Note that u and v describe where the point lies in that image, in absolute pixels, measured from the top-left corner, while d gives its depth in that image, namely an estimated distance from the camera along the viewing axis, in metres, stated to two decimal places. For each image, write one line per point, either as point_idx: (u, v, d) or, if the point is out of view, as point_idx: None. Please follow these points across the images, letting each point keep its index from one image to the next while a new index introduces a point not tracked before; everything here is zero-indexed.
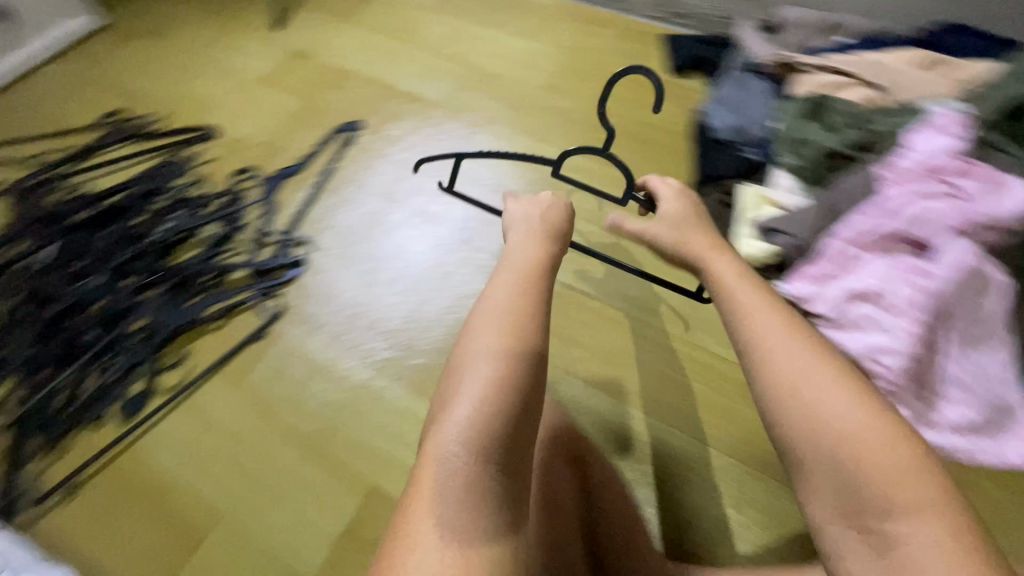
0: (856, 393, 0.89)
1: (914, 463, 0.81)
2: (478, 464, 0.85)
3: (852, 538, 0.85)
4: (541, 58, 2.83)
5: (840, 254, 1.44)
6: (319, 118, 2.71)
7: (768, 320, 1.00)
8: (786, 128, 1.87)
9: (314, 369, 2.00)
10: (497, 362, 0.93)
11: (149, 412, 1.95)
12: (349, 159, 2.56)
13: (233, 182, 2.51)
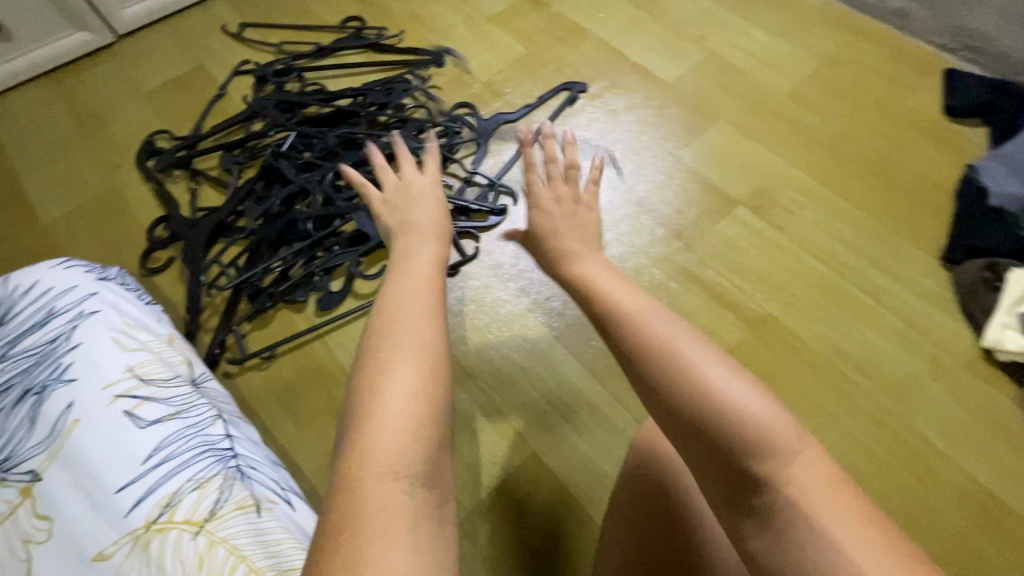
0: (723, 378, 0.94)
1: (809, 476, 0.86)
2: (403, 467, 0.83)
3: (817, 567, 0.81)
4: (793, 63, 2.56)
5: None
6: (544, 69, 2.65)
7: (638, 312, 1.05)
8: None
9: (499, 323, 2.09)
10: (437, 358, 0.95)
11: (343, 313, 2.07)
12: (567, 121, 2.52)
13: (451, 113, 2.53)
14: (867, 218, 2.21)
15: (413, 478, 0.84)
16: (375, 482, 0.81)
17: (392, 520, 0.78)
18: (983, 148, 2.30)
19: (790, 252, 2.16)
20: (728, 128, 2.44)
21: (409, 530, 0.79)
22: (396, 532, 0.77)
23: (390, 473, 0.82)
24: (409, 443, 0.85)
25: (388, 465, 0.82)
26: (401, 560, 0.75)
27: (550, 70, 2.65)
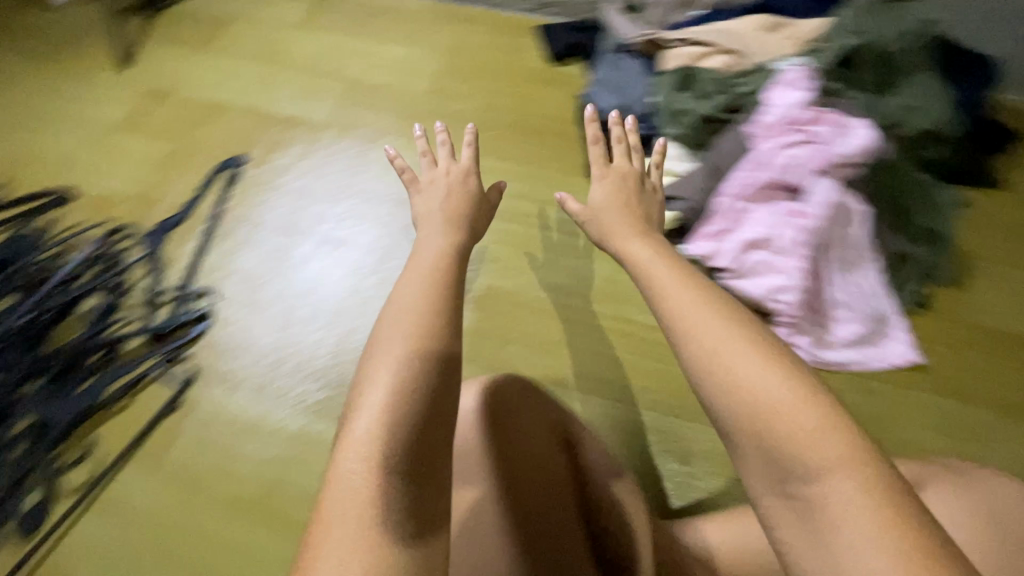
0: (768, 357, 0.61)
1: (851, 449, 0.54)
2: (382, 451, 0.59)
3: (782, 505, 0.56)
4: (413, 51, 1.96)
5: (729, 209, 1.45)
6: (182, 154, 1.85)
7: (702, 317, 0.67)
8: (664, 100, 1.57)
9: (245, 427, 1.45)
10: (427, 328, 0.68)
11: (48, 531, 1.36)
12: (236, 196, 1.79)
13: (104, 242, 1.69)
14: None
15: (424, 472, 0.61)
16: (341, 472, 0.58)
17: (375, 475, 0.58)
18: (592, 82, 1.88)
19: (560, 216, 1.66)
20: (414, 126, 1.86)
21: (418, 500, 0.60)
22: (380, 484, 0.58)
23: (364, 458, 0.59)
24: (434, 402, 0.64)
25: (357, 463, 0.59)
26: (362, 523, 0.55)
27: (171, 137, 1.89)
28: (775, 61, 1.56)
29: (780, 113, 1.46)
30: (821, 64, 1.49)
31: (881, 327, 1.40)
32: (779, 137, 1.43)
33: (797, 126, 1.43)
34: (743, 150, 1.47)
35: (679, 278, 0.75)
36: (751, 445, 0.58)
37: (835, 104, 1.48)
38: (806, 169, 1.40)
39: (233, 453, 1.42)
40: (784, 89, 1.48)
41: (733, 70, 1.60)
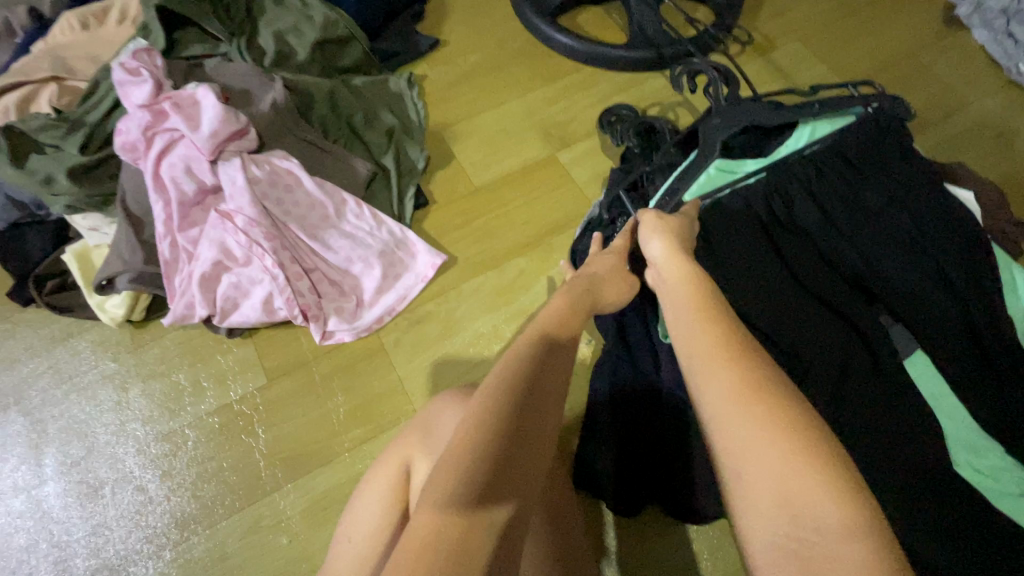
0: (783, 419, 0.40)
1: (856, 517, 0.36)
2: (518, 394, 0.41)
3: (788, 555, 0.36)
4: None
5: (171, 220, 0.81)
6: None
7: (711, 364, 0.45)
8: (15, 177, 0.81)
9: None
10: (547, 325, 0.50)
11: None
12: None
13: None
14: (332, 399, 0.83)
15: (535, 463, 0.39)
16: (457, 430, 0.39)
17: (492, 432, 0.38)
18: None
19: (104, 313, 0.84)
20: None
21: (520, 468, 0.38)
22: (493, 441, 0.38)
23: (491, 407, 0.40)
24: (549, 384, 0.43)
25: (471, 412, 0.40)
26: (468, 467, 0.36)
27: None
28: (122, 51, 0.86)
29: (135, 117, 0.80)
30: (241, 70, 0.89)
31: (397, 253, 0.88)
32: (156, 151, 0.80)
33: (157, 122, 0.80)
34: (135, 190, 0.83)
35: (695, 312, 0.50)
36: (773, 518, 0.37)
37: (230, 75, 0.89)
38: (207, 164, 0.81)
39: None
40: (127, 87, 0.81)
41: (78, 95, 0.87)
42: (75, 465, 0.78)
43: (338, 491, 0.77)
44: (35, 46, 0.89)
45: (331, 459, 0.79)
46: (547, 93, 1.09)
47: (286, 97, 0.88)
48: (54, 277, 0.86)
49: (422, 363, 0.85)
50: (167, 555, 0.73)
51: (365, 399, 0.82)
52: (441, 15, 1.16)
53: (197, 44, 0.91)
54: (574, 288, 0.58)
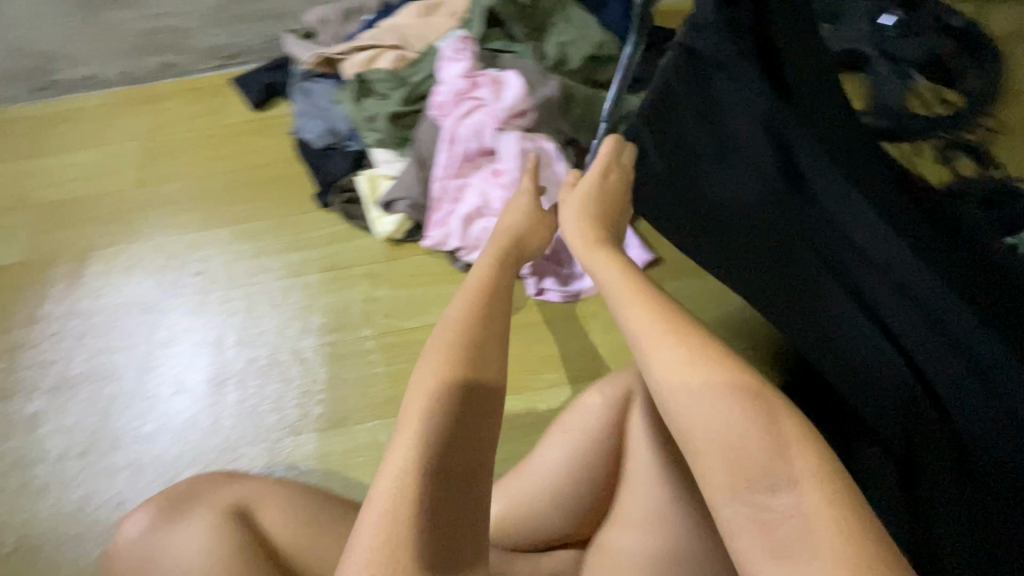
0: (731, 380, 0.45)
1: (813, 471, 0.42)
2: (428, 472, 0.43)
3: (745, 519, 0.43)
4: (163, 130, 1.30)
5: (449, 168, 1.01)
6: (97, 209, 1.18)
7: (659, 337, 0.49)
8: (355, 114, 1.09)
9: None
10: (457, 354, 0.48)
11: None
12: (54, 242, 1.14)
13: None
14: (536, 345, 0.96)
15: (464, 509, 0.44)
16: (361, 527, 0.42)
17: (411, 514, 0.42)
18: (233, 85, 1.34)
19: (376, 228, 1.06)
20: (218, 135, 1.27)
21: (454, 533, 0.44)
22: (421, 520, 0.42)
23: (401, 493, 0.42)
24: (472, 433, 0.46)
25: (375, 510, 0.42)
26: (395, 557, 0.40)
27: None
28: (448, 36, 1.11)
29: (451, 84, 1.03)
30: (530, 64, 1.09)
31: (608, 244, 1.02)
32: (458, 112, 1.01)
33: (466, 91, 1.02)
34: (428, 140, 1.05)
35: (633, 288, 0.54)
36: (729, 482, 0.43)
37: (520, 65, 1.09)
38: (492, 131, 1.00)
39: None
40: (450, 63, 1.05)
41: (408, 61, 1.12)
42: (330, 333, 0.99)
43: (526, 419, 0.89)
44: (387, 22, 1.18)
45: (520, 391, 0.91)
46: None
47: (557, 95, 1.05)
48: (349, 191, 1.11)
49: (615, 338, 0.96)
50: (383, 423, 0.90)
51: (557, 351, 0.94)
52: None
53: (498, 40, 1.13)
54: (525, 244, 0.66)
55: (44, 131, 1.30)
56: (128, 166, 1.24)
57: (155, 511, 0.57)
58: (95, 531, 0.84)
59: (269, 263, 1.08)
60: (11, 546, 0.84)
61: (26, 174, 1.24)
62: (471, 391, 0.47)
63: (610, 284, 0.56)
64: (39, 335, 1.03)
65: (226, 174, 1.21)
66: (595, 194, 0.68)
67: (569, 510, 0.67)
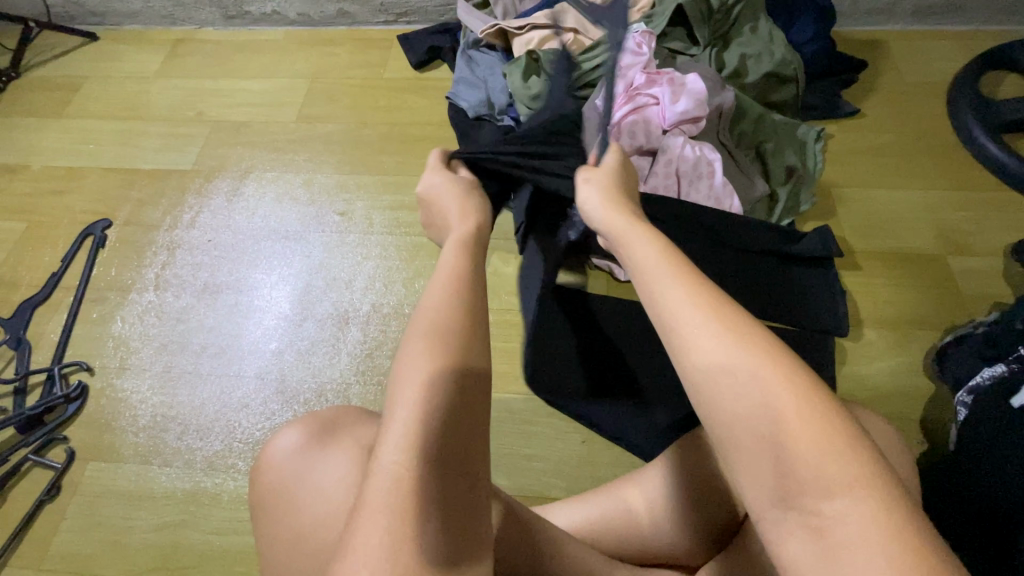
0: (781, 373, 0.39)
1: (866, 472, 0.36)
2: (421, 457, 0.42)
3: (799, 526, 0.37)
4: (330, 74, 1.37)
5: None
6: (264, 136, 1.27)
7: (706, 322, 0.42)
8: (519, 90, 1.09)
9: (128, 401, 0.93)
10: (444, 345, 0.47)
11: None
12: (223, 158, 1.24)
13: (88, 200, 1.18)
14: None
15: (462, 492, 0.43)
16: (366, 528, 0.39)
17: (413, 501, 0.40)
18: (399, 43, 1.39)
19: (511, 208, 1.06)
20: (379, 86, 1.33)
21: (454, 520, 0.42)
22: (425, 503, 0.40)
23: (396, 486, 0.41)
24: (463, 423, 0.45)
25: (375, 503, 0.40)
26: (407, 545, 0.39)
27: (99, 153, 1.26)
28: (628, 29, 1.09)
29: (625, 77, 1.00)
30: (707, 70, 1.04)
31: None
32: (626, 106, 0.98)
33: (638, 87, 0.99)
34: None
35: (683, 273, 0.46)
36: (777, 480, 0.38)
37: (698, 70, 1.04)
38: (657, 132, 0.96)
39: (117, 426, 0.91)
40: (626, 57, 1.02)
41: (579, 47, 1.11)
42: None
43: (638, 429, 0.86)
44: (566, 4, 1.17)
45: None
46: (956, 197, 1.06)
47: (730, 107, 1.01)
48: None
49: None
50: (492, 397, 0.90)
51: None
52: (867, 90, 1.22)
53: (678, 40, 1.09)
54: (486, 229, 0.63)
55: (229, 57, 1.42)
56: (294, 101, 1.32)
57: (306, 431, 0.58)
58: (216, 429, 0.90)
59: (406, 218, 1.11)
60: (144, 423, 0.91)
61: (207, 93, 1.36)
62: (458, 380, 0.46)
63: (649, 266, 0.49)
64: (193, 239, 1.12)
65: (380, 125, 1.26)
66: (619, 178, 0.63)
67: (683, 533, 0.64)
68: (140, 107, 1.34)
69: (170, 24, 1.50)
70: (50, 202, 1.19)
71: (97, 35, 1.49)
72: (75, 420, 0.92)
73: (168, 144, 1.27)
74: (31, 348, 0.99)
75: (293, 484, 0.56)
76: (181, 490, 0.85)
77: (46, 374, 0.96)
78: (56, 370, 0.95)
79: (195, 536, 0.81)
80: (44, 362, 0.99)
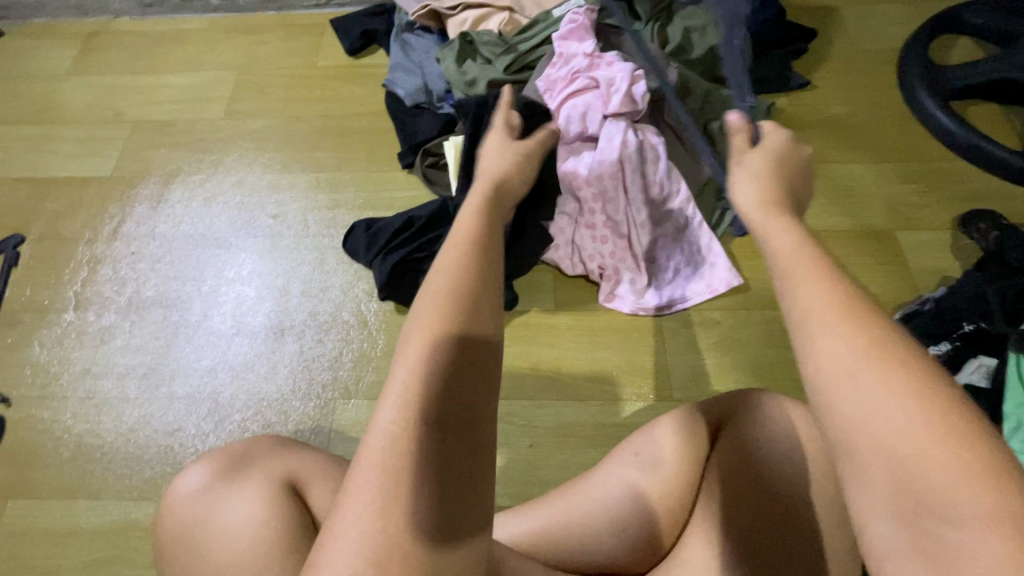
0: (918, 380, 0.29)
1: (1020, 508, 0.26)
2: (422, 419, 0.35)
3: (906, 545, 0.27)
4: (258, 64, 1.28)
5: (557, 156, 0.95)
6: (189, 136, 1.19)
7: (827, 314, 0.33)
8: (453, 73, 1.03)
9: (49, 432, 0.87)
10: (455, 308, 0.38)
11: None
12: (145, 163, 1.15)
13: (0, 215, 1.10)
14: (604, 351, 0.90)
15: (467, 480, 0.35)
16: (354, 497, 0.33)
17: (405, 473, 0.33)
18: (331, 30, 1.31)
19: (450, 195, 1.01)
20: (312, 76, 1.25)
21: (453, 496, 0.34)
22: (412, 478, 0.34)
23: (389, 454, 0.34)
24: (466, 391, 0.37)
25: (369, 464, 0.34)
26: (381, 530, 0.33)
27: (9, 163, 1.17)
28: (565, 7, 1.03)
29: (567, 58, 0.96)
30: (650, 50, 1.00)
31: (688, 276, 0.93)
32: (570, 88, 0.94)
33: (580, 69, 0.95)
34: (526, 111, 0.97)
35: (811, 255, 0.37)
36: (885, 500, 0.28)
37: (637, 48, 1.01)
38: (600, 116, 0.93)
39: (38, 455, 0.86)
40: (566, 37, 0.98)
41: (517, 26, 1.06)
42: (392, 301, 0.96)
43: (586, 428, 0.84)
44: None
45: (583, 400, 0.86)
46: (905, 169, 1.04)
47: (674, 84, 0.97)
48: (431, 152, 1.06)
49: (692, 362, 0.88)
50: None
51: (631, 365, 0.89)
52: (820, 61, 1.19)
53: (620, 15, 1.06)
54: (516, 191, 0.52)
55: (148, 51, 1.32)
56: (221, 96, 1.24)
57: (212, 469, 0.54)
58: (146, 456, 0.85)
59: (344, 218, 1.06)
60: (68, 454, 0.86)
61: (126, 90, 1.26)
62: (462, 342, 0.38)
63: (776, 248, 0.38)
64: (117, 252, 1.04)
65: (312, 119, 1.19)
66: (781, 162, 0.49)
67: (628, 546, 0.58)
68: (52, 110, 1.24)
69: (83, 15, 1.39)
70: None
71: (3, 31, 1.37)
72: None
73: (86, 148, 1.18)
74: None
75: (198, 528, 0.52)
76: (110, 524, 0.80)
77: None
78: None
79: (126, 572, 0.77)
80: None
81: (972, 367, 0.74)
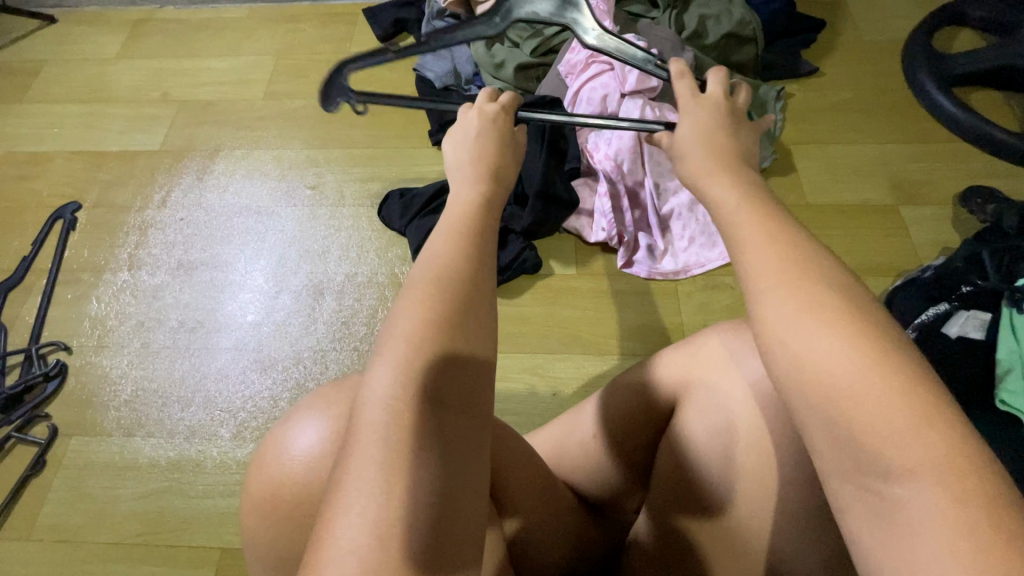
0: (854, 340, 0.30)
1: (947, 453, 0.27)
2: (419, 395, 0.35)
3: (855, 500, 0.29)
4: (295, 49, 1.36)
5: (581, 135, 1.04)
6: (232, 114, 1.26)
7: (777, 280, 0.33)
8: (482, 56, 1.11)
9: (108, 375, 0.95)
10: (441, 284, 0.38)
11: None
12: (191, 138, 1.23)
13: (58, 185, 1.18)
14: (623, 310, 0.96)
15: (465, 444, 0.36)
16: (357, 474, 0.33)
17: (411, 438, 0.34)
18: (363, 19, 1.40)
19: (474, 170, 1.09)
20: (347, 61, 1.33)
21: (455, 461, 0.35)
22: (422, 452, 0.34)
23: (391, 422, 0.34)
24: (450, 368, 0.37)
25: (374, 432, 0.34)
26: (391, 493, 0.32)
27: (64, 138, 1.25)
28: None
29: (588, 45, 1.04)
30: (666, 32, 1.05)
31: (703, 244, 0.99)
32: (590, 71, 1.02)
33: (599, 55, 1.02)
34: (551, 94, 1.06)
35: None
36: (831, 456, 0.30)
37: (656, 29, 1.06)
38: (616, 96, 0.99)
39: (103, 393, 0.93)
40: None
41: None
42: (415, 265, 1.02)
43: (607, 379, 0.90)
44: None
45: (603, 354, 0.92)
46: (909, 150, 1.10)
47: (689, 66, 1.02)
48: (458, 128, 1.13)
49: (705, 322, 0.94)
50: None
51: (647, 325, 0.95)
52: (828, 50, 1.25)
53: (639, 4, 1.13)
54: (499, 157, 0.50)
55: (192, 37, 1.41)
56: (262, 78, 1.32)
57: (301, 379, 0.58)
58: (197, 400, 0.92)
59: (378, 189, 1.13)
60: (126, 398, 0.93)
61: (172, 72, 1.34)
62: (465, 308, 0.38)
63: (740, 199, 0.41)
64: (165, 219, 1.12)
65: None
66: None
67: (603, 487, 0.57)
68: (103, 90, 1.32)
69: (132, 4, 1.48)
70: (18, 187, 1.18)
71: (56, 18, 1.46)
72: (56, 399, 0.93)
73: (135, 125, 1.26)
74: (6, 330, 1.00)
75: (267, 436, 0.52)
76: (166, 459, 0.87)
77: (23, 355, 0.96)
78: (32, 351, 0.95)
79: (181, 502, 0.84)
80: (22, 344, 0.99)
81: (961, 320, 0.80)
